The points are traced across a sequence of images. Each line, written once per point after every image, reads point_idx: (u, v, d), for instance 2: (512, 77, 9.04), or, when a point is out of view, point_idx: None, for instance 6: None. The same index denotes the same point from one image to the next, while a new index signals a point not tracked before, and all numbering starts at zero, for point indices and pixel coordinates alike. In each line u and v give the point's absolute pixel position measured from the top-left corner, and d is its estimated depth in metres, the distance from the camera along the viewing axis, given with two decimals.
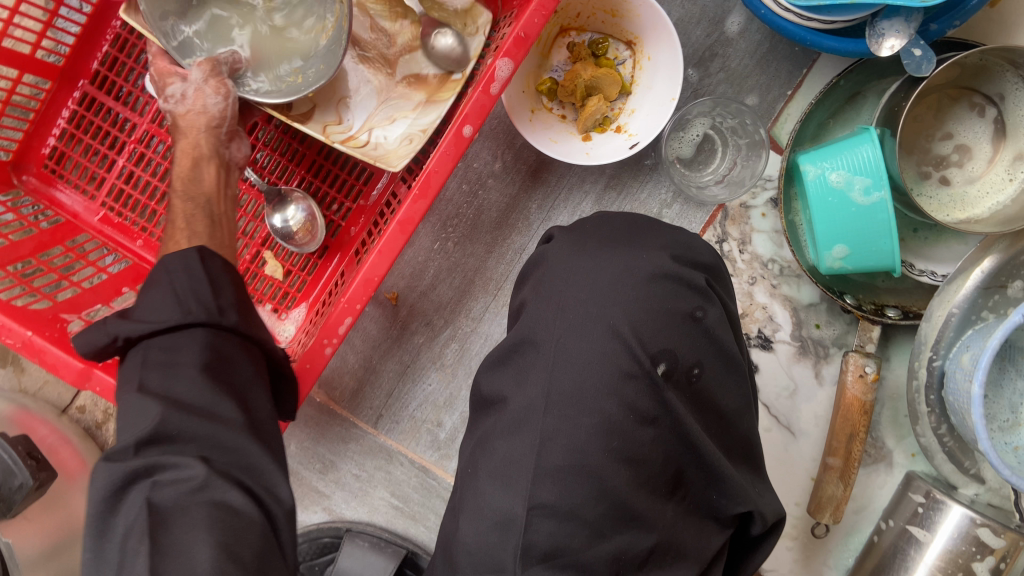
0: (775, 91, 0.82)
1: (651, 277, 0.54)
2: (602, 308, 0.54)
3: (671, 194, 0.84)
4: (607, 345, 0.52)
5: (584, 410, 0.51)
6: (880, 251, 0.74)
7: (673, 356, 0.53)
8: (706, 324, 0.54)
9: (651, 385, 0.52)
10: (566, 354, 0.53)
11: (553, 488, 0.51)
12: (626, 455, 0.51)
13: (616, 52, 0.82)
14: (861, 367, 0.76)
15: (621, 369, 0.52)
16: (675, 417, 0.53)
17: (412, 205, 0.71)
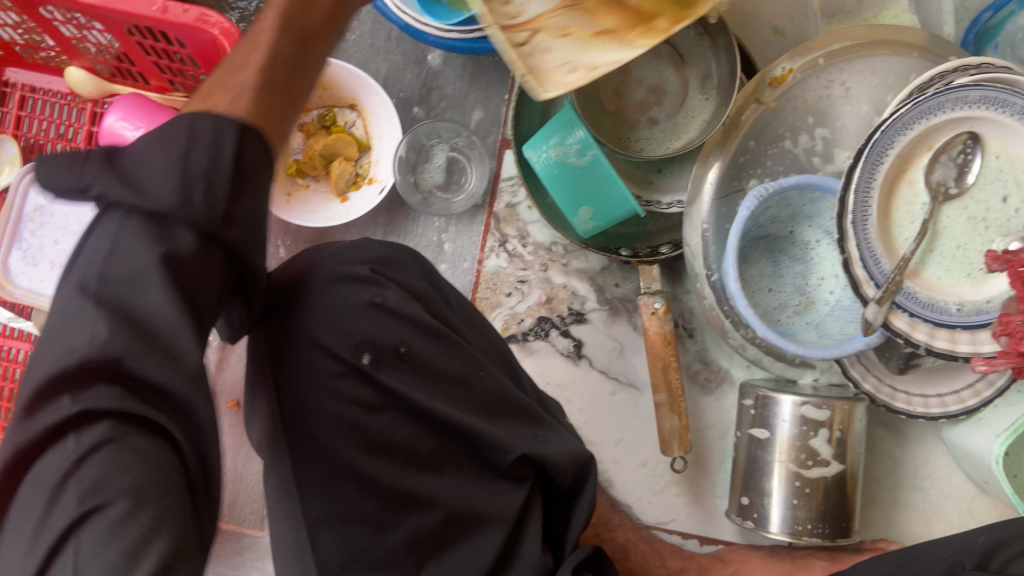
0: (494, 100, 0.90)
1: (329, 283, 0.59)
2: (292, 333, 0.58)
3: (444, 220, 0.91)
4: (309, 356, 0.58)
5: (310, 422, 0.57)
6: (617, 201, 0.80)
7: (373, 343, 0.58)
8: (390, 304, 0.59)
9: (362, 376, 0.58)
10: (282, 377, 0.58)
11: (322, 501, 0.56)
12: (372, 445, 0.57)
13: (345, 117, 0.88)
14: (650, 306, 0.82)
15: (329, 371, 0.57)
16: (399, 395, 0.58)
17: None
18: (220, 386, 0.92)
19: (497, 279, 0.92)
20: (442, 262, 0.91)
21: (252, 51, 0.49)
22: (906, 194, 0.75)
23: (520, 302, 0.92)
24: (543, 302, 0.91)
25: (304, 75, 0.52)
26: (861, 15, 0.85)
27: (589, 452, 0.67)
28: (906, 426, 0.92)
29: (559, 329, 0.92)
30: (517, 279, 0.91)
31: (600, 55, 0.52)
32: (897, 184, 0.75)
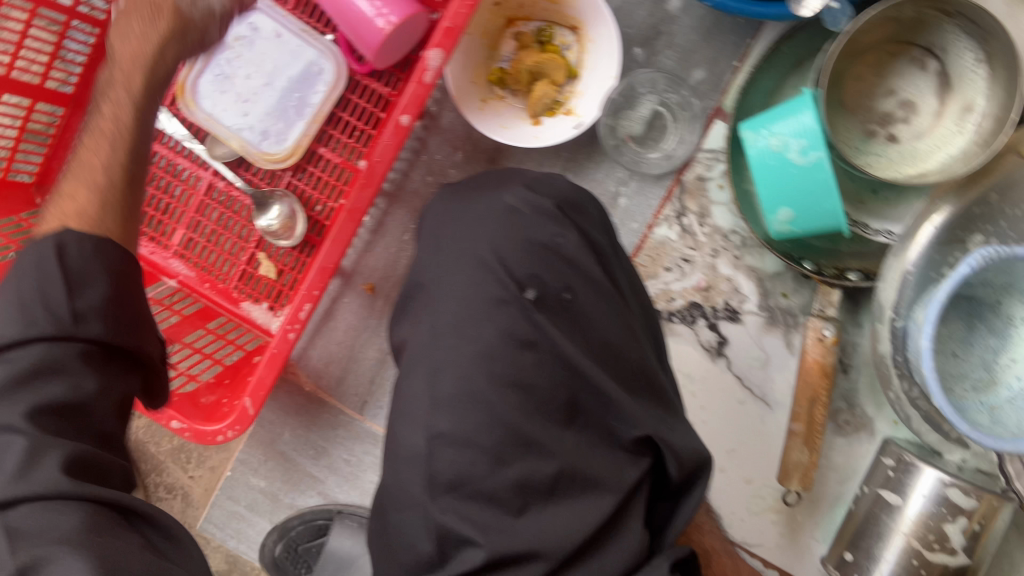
0: (722, 64, 0.83)
1: (511, 210, 0.57)
2: (473, 245, 0.57)
3: (628, 172, 0.85)
4: (477, 273, 0.56)
5: (469, 336, 0.54)
6: (824, 212, 0.74)
7: (540, 281, 0.55)
8: (570, 249, 0.57)
9: (522, 310, 0.54)
10: (447, 290, 0.56)
11: (449, 418, 0.53)
12: (511, 379, 0.53)
13: (562, 38, 0.84)
14: (818, 330, 0.76)
15: (492, 297, 0.54)
16: (554, 340, 0.54)
17: (359, 193, 0.77)
18: (360, 266, 0.91)
19: (661, 250, 0.86)
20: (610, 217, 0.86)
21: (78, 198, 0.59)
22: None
23: (677, 280, 0.86)
24: (702, 288, 0.86)
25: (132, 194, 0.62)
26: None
27: (707, 451, 0.62)
28: None
29: (708, 320, 0.86)
30: (682, 256, 0.86)
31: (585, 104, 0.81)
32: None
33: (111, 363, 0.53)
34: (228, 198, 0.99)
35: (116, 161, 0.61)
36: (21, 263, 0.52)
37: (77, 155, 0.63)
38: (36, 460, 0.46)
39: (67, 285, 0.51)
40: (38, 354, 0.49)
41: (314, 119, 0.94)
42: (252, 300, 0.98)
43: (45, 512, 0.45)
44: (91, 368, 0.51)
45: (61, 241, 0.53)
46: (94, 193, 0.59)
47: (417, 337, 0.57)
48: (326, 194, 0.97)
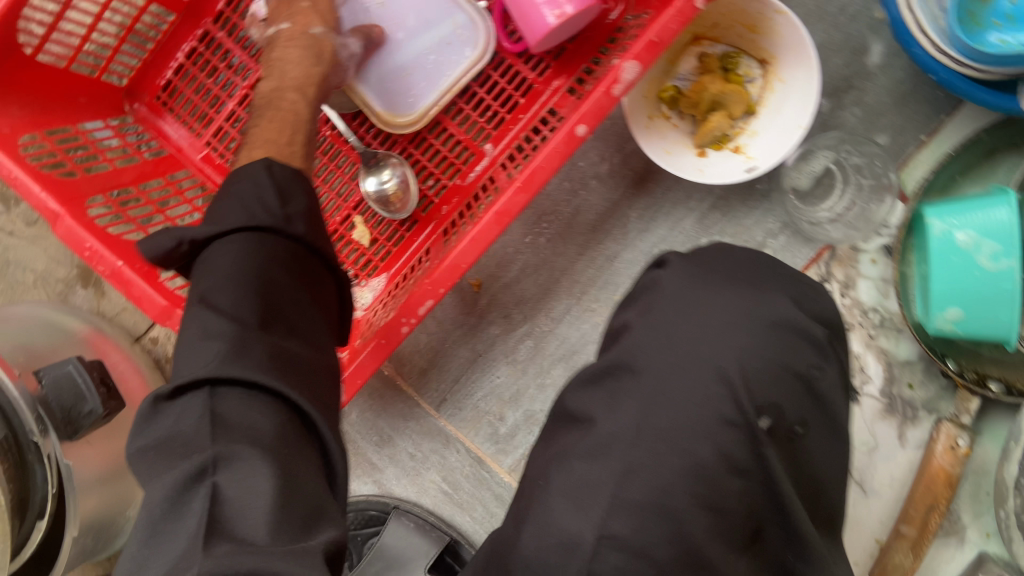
0: (908, 134, 0.77)
1: (772, 325, 0.50)
2: (715, 347, 0.50)
3: (780, 224, 0.80)
4: (711, 386, 0.51)
5: (677, 446, 0.50)
6: (997, 320, 0.69)
7: (779, 413, 0.51)
8: (817, 384, 0.52)
9: (750, 438, 0.50)
10: (667, 388, 0.51)
11: (628, 522, 0.47)
12: (711, 503, 0.48)
13: (747, 69, 0.78)
14: (953, 438, 0.74)
15: (720, 416, 0.50)
16: (767, 473, 0.50)
17: (512, 195, 0.70)
18: None
19: None
20: None
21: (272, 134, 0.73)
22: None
23: None
24: None
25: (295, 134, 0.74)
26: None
27: None
28: None
29: None
30: None
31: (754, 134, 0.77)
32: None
33: (310, 267, 0.62)
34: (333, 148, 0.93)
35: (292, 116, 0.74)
36: (238, 187, 0.63)
37: (265, 107, 0.76)
38: (241, 352, 0.52)
39: (280, 196, 0.63)
40: (256, 252, 0.58)
41: (449, 87, 0.86)
42: None
43: (244, 407, 0.50)
44: (294, 272, 0.60)
45: (260, 174, 0.64)
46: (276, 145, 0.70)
47: (614, 425, 0.52)
48: (438, 170, 0.91)
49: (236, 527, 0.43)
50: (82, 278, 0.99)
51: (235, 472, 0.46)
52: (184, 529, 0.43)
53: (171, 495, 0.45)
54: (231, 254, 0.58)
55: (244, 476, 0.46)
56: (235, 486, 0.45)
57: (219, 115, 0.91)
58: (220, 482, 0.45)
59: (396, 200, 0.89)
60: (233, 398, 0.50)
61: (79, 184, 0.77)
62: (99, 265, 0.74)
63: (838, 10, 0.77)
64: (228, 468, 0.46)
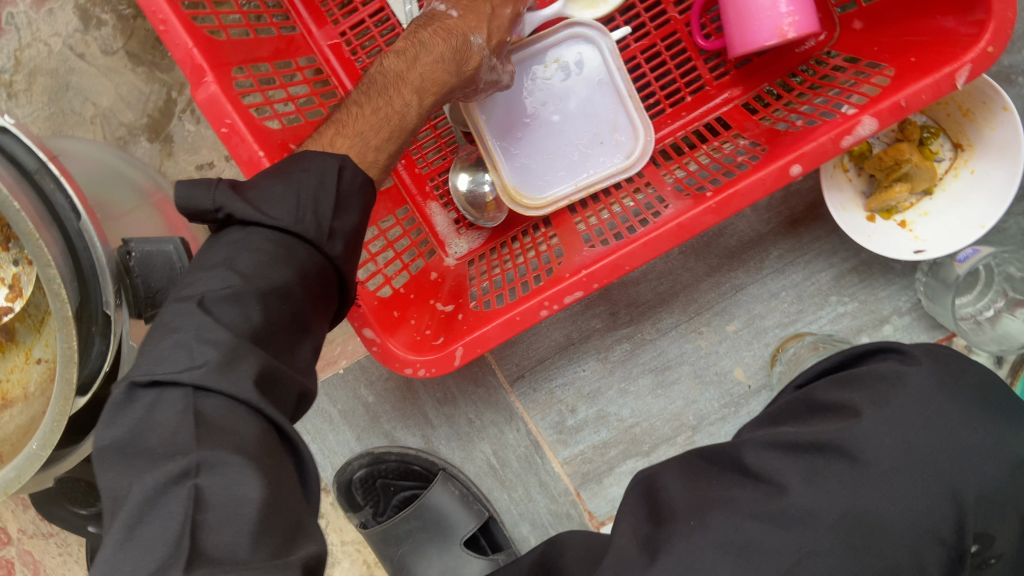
0: None
1: (1016, 467, 0.50)
2: (960, 468, 0.49)
3: (909, 304, 0.80)
4: (935, 497, 0.48)
5: (878, 543, 0.47)
6: None
7: (988, 540, 0.50)
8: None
9: (953, 560, 0.49)
10: (890, 490, 0.49)
11: None
12: None
13: (938, 147, 0.76)
14: None
15: (936, 533, 0.48)
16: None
17: (702, 214, 0.66)
18: None
19: None
20: (866, 335, 0.80)
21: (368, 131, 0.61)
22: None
23: None
24: None
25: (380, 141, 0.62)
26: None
27: None
28: None
29: None
30: None
31: (894, 231, 0.76)
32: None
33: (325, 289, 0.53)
34: None
35: (395, 123, 0.63)
36: (301, 175, 0.52)
37: (377, 90, 0.64)
38: (235, 362, 0.43)
39: (335, 205, 0.53)
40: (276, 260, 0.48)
41: (586, 185, 0.80)
42: (441, 203, 0.86)
43: (230, 413, 0.41)
44: (310, 295, 0.51)
45: (324, 169, 0.54)
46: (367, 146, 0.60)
47: (810, 500, 0.49)
48: None
49: (221, 548, 0.35)
50: (149, 130, 0.89)
51: (221, 479, 0.38)
52: (157, 537, 0.36)
53: (142, 499, 0.37)
54: (256, 254, 0.49)
55: (224, 495, 0.37)
56: (219, 494, 0.37)
57: (365, 8, 0.82)
58: (202, 493, 0.37)
59: (490, 208, 0.83)
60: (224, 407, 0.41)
61: (224, 46, 0.68)
62: (235, 148, 0.66)
63: None
64: (214, 473, 0.38)
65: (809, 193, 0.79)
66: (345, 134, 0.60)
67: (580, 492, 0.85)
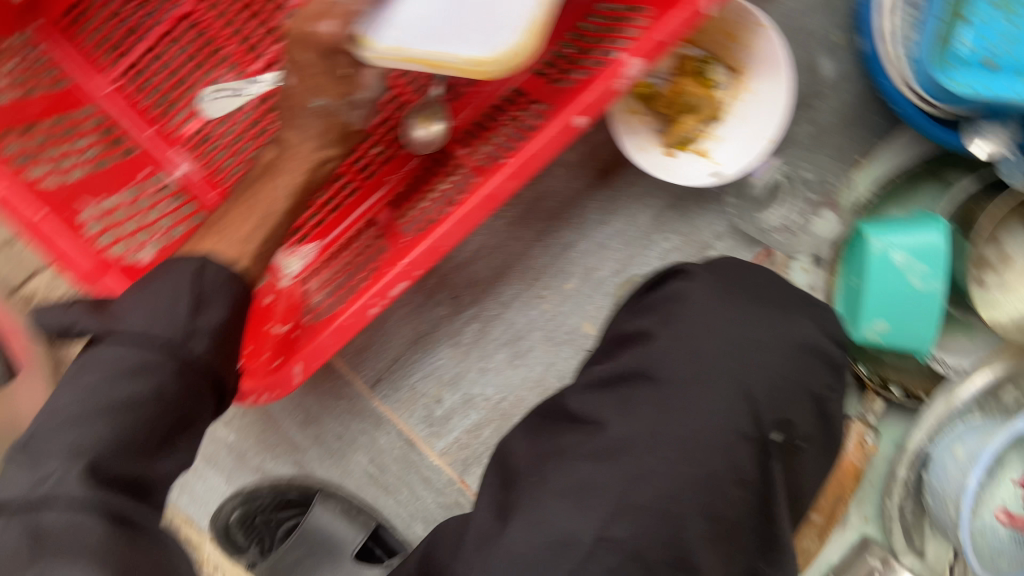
0: (849, 155, 0.83)
1: (797, 347, 0.56)
2: (743, 366, 0.55)
3: (727, 228, 0.84)
4: (734, 402, 0.54)
5: (690, 454, 0.53)
6: (914, 335, 0.77)
7: (789, 426, 0.56)
8: (827, 404, 0.58)
9: (760, 449, 0.55)
10: (688, 400, 0.54)
11: (627, 526, 0.51)
12: (712, 512, 0.53)
13: (718, 75, 0.80)
14: (863, 436, 0.82)
15: (738, 431, 0.54)
16: (765, 483, 0.55)
17: (505, 180, 0.67)
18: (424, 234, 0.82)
19: None
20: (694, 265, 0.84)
21: (242, 226, 0.69)
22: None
23: None
24: None
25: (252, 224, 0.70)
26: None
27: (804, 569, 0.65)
28: None
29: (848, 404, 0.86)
30: None
31: (691, 159, 0.78)
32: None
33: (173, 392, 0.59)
34: None
35: (270, 202, 0.70)
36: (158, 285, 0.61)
37: (255, 182, 0.71)
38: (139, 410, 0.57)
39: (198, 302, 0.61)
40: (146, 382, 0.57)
41: None
42: None
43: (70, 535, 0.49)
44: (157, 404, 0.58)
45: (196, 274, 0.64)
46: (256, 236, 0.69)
47: (626, 429, 0.54)
48: (387, 135, 0.83)
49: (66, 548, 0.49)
50: None
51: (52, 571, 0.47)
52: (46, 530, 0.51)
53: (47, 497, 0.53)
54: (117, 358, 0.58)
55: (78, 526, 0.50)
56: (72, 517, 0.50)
57: (136, 49, 0.80)
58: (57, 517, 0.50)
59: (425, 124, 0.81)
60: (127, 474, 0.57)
61: None
62: (10, 216, 0.64)
63: (804, 30, 0.81)
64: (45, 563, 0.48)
65: (612, 141, 0.82)
66: (226, 235, 0.69)
67: (463, 479, 0.85)
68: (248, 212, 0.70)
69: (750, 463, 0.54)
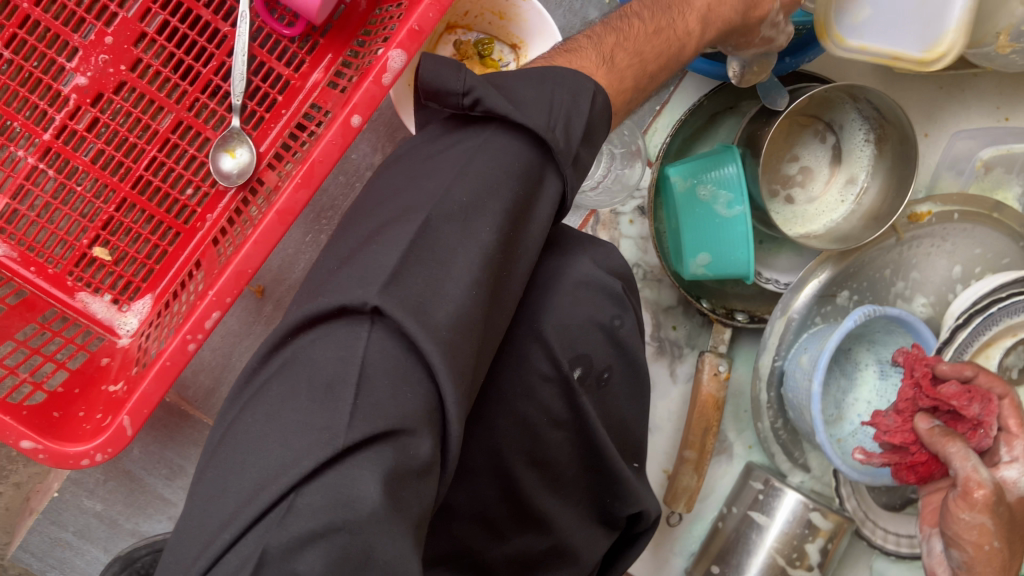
0: (645, 105, 0.87)
1: (578, 284, 0.56)
2: (532, 312, 0.54)
3: None
4: (529, 349, 0.53)
5: (496, 411, 0.53)
6: (735, 259, 0.78)
7: (589, 360, 0.56)
8: (619, 332, 0.58)
9: (565, 389, 0.55)
10: (489, 359, 0.53)
11: (459, 493, 0.53)
12: (535, 457, 0.55)
13: (501, 54, 0.82)
14: (716, 365, 0.83)
15: (539, 374, 0.54)
16: (583, 423, 0.56)
17: (292, 193, 0.68)
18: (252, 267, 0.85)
19: None
20: None
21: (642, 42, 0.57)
22: (957, 449, 0.63)
23: None
24: None
25: (660, 41, 0.59)
26: (961, 183, 0.92)
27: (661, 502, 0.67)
28: (847, 557, 0.96)
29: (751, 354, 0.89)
30: None
31: None
32: (944, 437, 0.65)
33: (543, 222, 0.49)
34: (72, 167, 0.81)
35: (679, 39, 0.61)
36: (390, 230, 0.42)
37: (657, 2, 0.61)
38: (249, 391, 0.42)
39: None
40: (501, 168, 0.44)
41: None
42: (91, 291, 0.83)
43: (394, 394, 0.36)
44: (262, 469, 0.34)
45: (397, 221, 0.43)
46: (632, 67, 0.55)
47: None
48: (198, 176, 0.85)
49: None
50: None
51: (339, 481, 0.34)
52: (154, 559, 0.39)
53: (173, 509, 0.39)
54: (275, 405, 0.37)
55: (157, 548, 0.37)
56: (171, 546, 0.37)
57: None
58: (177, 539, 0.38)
59: None
60: (347, 469, 0.34)
61: None
62: None
63: None
64: (351, 464, 0.35)
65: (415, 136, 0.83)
66: (623, 45, 0.56)
67: None
68: (660, 41, 0.59)
69: (566, 413, 0.55)
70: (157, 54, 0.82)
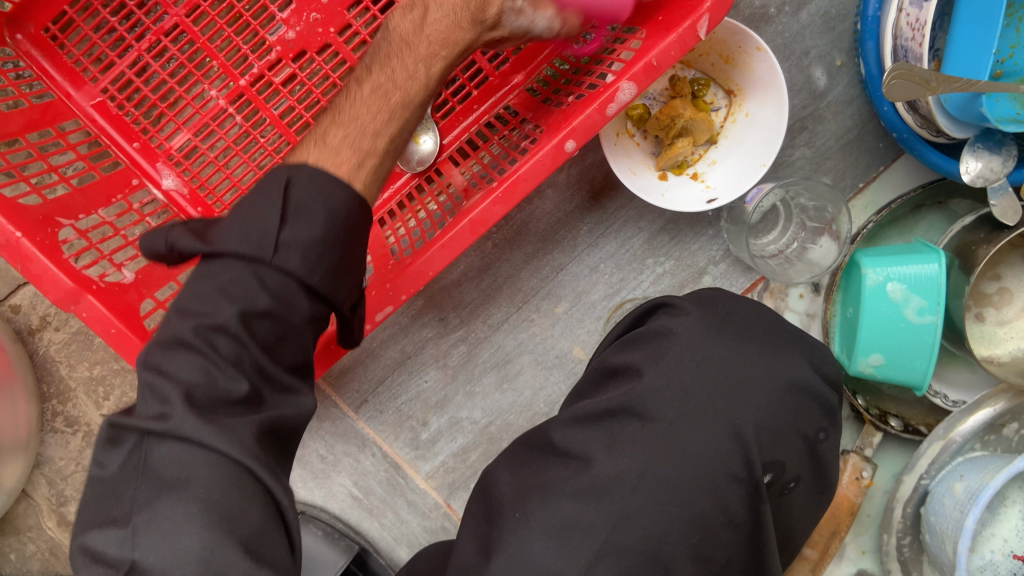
0: (849, 179, 0.81)
1: (788, 388, 0.57)
2: (734, 405, 0.55)
3: (721, 252, 0.83)
4: (725, 442, 0.53)
5: (675, 493, 0.52)
6: (912, 369, 0.74)
7: (780, 468, 0.57)
8: (820, 445, 0.59)
9: (750, 492, 0.54)
10: (680, 438, 0.53)
11: (612, 568, 0.49)
12: (699, 553, 0.51)
13: (713, 97, 0.79)
14: (859, 470, 0.80)
15: (729, 470, 0.53)
16: (757, 529, 0.54)
17: (489, 206, 0.65)
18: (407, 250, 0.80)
19: None
20: (688, 289, 0.83)
21: None
22: None
23: None
24: None
25: None
26: None
27: None
28: None
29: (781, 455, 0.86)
30: None
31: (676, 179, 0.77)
32: None
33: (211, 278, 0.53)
34: (259, 117, 0.81)
35: None
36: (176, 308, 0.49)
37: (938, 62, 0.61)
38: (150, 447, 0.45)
39: (320, 178, 0.52)
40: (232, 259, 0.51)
41: None
42: None
43: (184, 452, 0.43)
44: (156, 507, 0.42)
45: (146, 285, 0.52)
46: None
47: (614, 467, 0.52)
48: None
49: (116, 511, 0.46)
50: None
51: (156, 536, 0.41)
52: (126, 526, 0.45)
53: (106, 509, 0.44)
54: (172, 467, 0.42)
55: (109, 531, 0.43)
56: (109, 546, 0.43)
57: (122, 62, 0.79)
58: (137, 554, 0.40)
59: None
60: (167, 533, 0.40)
61: None
62: None
63: (803, 52, 0.79)
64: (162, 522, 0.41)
65: (603, 164, 0.80)
66: None
67: (450, 504, 0.83)
68: None
69: (741, 517, 0.53)
70: (367, 23, 0.80)
